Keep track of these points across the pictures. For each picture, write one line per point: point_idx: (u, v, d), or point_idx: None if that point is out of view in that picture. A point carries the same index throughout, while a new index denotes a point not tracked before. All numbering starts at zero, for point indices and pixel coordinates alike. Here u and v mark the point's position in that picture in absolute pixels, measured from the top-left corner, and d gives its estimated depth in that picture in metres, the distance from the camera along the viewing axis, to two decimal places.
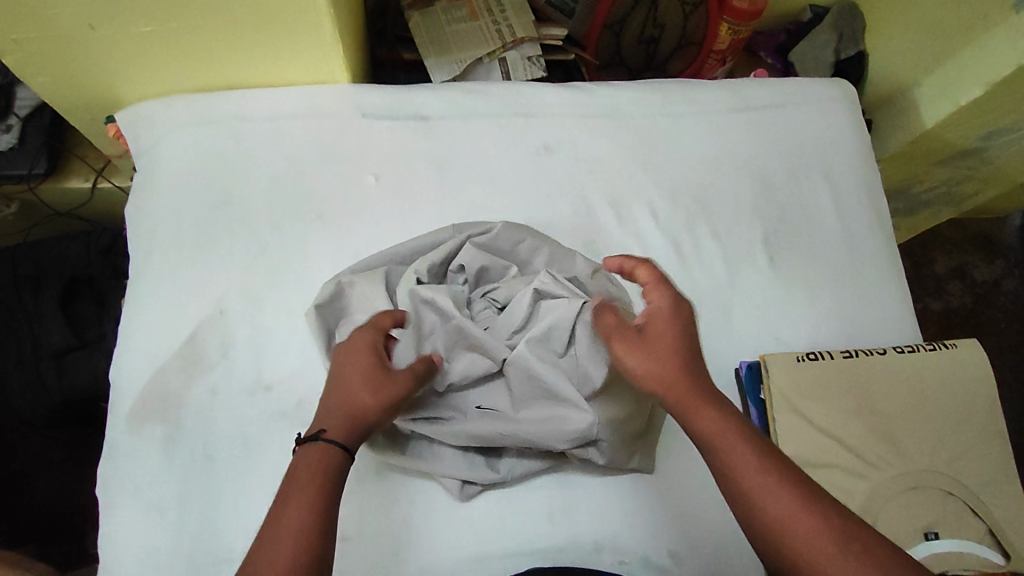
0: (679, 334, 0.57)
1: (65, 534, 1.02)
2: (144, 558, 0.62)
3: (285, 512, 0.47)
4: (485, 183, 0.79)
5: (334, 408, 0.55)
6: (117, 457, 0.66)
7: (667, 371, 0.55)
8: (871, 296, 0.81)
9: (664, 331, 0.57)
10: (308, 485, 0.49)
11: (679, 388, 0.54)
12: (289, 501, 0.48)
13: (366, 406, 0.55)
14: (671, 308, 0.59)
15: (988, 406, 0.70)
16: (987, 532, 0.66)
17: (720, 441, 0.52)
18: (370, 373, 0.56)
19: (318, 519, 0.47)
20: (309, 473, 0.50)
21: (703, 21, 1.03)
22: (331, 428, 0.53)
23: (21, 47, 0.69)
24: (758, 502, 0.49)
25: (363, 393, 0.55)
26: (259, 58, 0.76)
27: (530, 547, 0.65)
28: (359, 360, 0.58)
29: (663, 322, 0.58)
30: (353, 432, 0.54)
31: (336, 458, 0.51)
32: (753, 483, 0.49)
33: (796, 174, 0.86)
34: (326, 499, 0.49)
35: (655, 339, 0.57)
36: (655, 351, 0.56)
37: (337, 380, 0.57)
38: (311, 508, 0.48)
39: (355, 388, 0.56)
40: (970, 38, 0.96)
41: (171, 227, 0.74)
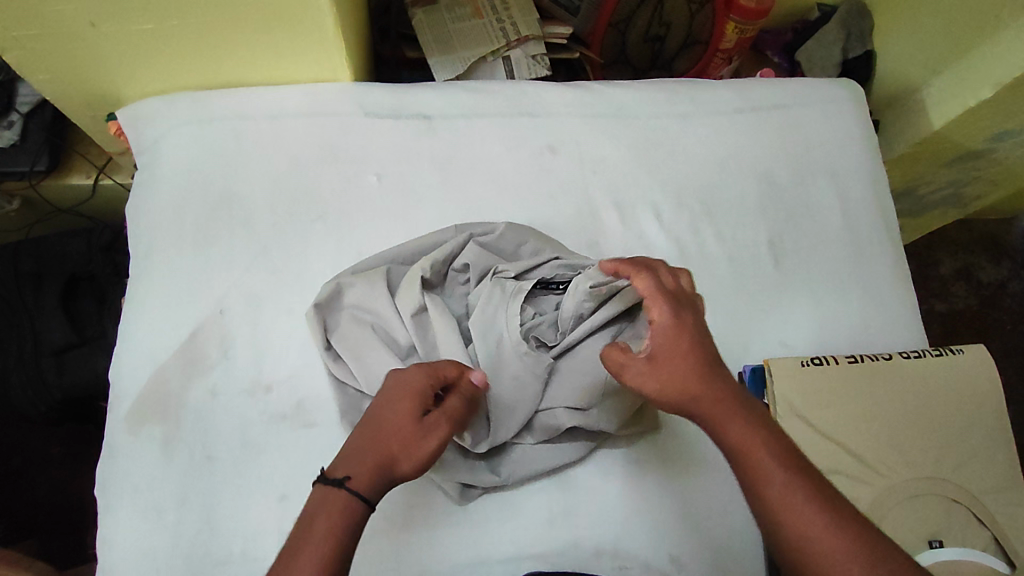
0: (694, 348, 0.53)
1: (64, 530, 1.02)
2: (143, 559, 0.62)
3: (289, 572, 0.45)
4: (488, 183, 0.79)
5: (364, 451, 0.51)
6: (115, 457, 0.66)
7: (689, 387, 0.51)
8: (877, 299, 0.80)
9: (676, 349, 0.53)
10: (325, 538, 0.47)
11: (706, 402, 0.51)
12: (300, 557, 0.46)
13: (394, 459, 0.51)
14: (678, 325, 0.53)
15: (994, 413, 0.70)
16: (993, 540, 0.66)
17: (754, 460, 0.48)
18: (407, 422, 0.52)
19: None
20: (328, 524, 0.48)
21: (710, 19, 1.01)
22: (356, 476, 0.50)
23: (22, 45, 0.68)
24: (791, 527, 0.46)
25: (396, 445, 0.52)
26: (261, 57, 0.75)
27: (531, 552, 0.65)
28: (402, 403, 0.53)
29: (672, 338, 0.53)
30: (378, 482, 0.50)
31: (355, 517, 0.48)
32: (795, 514, 0.46)
33: (803, 176, 0.85)
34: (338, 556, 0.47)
35: (668, 356, 0.53)
36: (669, 372, 0.52)
37: (373, 420, 0.53)
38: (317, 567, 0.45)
39: (387, 437, 0.52)
40: (981, 39, 0.94)
41: (171, 225, 0.73)
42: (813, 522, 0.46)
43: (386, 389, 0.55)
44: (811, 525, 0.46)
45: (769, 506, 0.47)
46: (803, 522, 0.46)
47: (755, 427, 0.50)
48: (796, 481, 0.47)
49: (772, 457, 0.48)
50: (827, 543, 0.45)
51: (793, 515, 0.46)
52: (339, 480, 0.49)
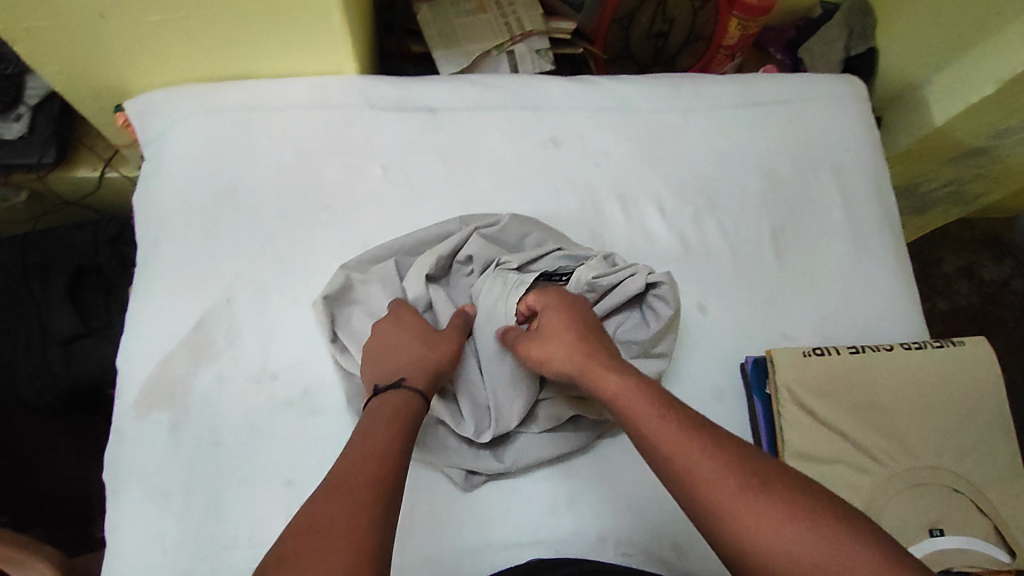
0: (576, 319, 0.61)
1: (70, 520, 1.03)
2: (151, 543, 0.63)
3: (368, 441, 0.49)
4: (493, 175, 0.79)
5: (400, 366, 0.59)
6: (123, 442, 0.66)
7: (566, 352, 0.58)
8: (879, 292, 0.81)
9: (561, 320, 0.60)
10: (401, 418, 0.53)
11: (586, 361, 0.57)
12: (378, 432, 0.50)
13: (432, 359, 0.60)
14: (563, 302, 0.62)
15: (995, 405, 0.70)
16: (993, 530, 0.66)
17: (631, 405, 0.52)
18: (425, 337, 0.61)
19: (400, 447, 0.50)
20: (397, 410, 0.53)
21: (713, 16, 1.02)
22: (409, 378, 0.57)
23: (32, 36, 0.69)
24: (667, 456, 0.48)
25: (428, 351, 0.60)
26: (269, 50, 0.76)
27: (535, 538, 0.65)
28: (408, 327, 0.62)
29: (556, 310, 0.61)
30: (426, 382, 0.58)
31: (417, 402, 0.55)
32: (664, 444, 0.48)
33: (805, 170, 0.85)
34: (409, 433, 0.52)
35: (552, 325, 0.60)
36: (552, 338, 0.59)
37: (388, 347, 0.61)
38: (392, 440, 0.50)
39: (416, 347, 0.60)
40: (983, 36, 0.95)
41: (179, 215, 0.74)
42: (683, 449, 0.48)
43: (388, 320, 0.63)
44: (680, 453, 0.47)
45: (645, 449, 0.50)
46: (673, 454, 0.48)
47: (628, 379, 0.54)
48: (667, 414, 0.50)
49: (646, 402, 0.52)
50: (700, 468, 0.46)
51: (667, 447, 0.48)
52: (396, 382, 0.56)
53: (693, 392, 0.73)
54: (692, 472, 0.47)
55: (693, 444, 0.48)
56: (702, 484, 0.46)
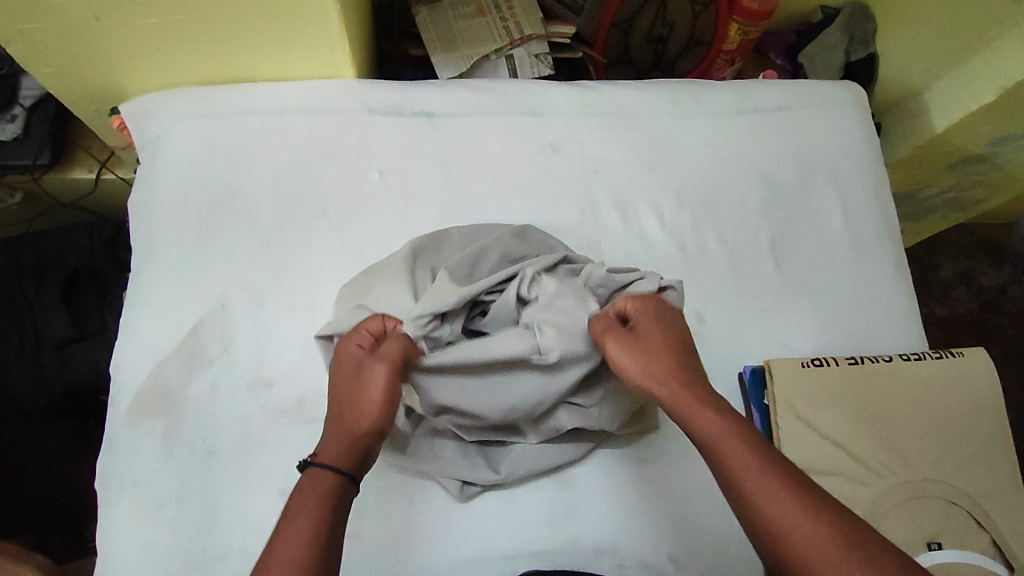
0: (672, 337, 0.58)
1: (63, 525, 1.02)
2: (142, 552, 0.62)
3: (271, 550, 0.46)
4: (491, 181, 0.79)
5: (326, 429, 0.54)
6: (115, 450, 0.66)
7: (661, 373, 0.56)
8: (878, 302, 0.80)
9: (659, 337, 0.57)
10: (304, 512, 0.48)
11: (677, 389, 0.55)
12: (282, 533, 0.47)
13: (349, 420, 0.54)
14: (658, 312, 0.59)
15: (995, 417, 0.70)
16: (991, 543, 0.66)
17: (725, 448, 0.51)
18: (346, 389, 0.55)
19: (308, 549, 0.46)
20: (303, 501, 0.49)
21: (713, 21, 1.01)
22: (322, 454, 0.52)
23: (26, 38, 0.68)
24: (761, 508, 0.48)
25: (346, 409, 0.54)
26: (266, 52, 0.75)
27: (531, 549, 0.65)
28: (338, 375, 0.56)
29: (659, 323, 0.59)
30: (342, 454, 0.52)
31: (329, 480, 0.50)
32: (763, 500, 0.48)
33: (805, 177, 0.85)
34: (316, 528, 0.47)
35: (650, 339, 0.57)
36: (647, 352, 0.57)
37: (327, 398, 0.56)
38: (303, 539, 0.46)
39: (335, 405, 0.54)
40: (984, 43, 0.94)
41: (174, 220, 0.74)
42: (788, 509, 0.47)
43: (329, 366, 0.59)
44: (784, 512, 0.47)
45: (742, 495, 0.49)
46: (776, 510, 0.47)
47: (728, 416, 0.53)
48: (765, 464, 0.49)
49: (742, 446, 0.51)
50: (799, 530, 0.46)
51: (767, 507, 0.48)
52: (307, 462, 0.52)
53: None
54: (795, 535, 0.46)
55: (793, 503, 0.47)
56: (803, 545, 0.46)
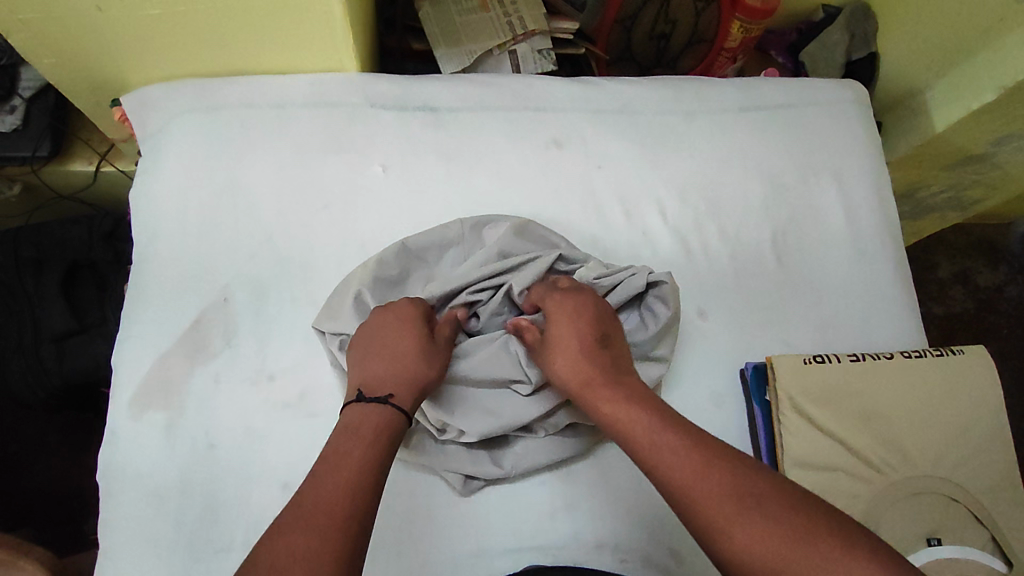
0: (571, 328, 0.61)
1: (61, 517, 1.02)
2: (144, 545, 0.62)
3: (324, 469, 0.49)
4: (493, 176, 0.79)
5: (394, 376, 0.58)
6: (117, 443, 0.66)
7: (564, 373, 0.59)
8: (879, 300, 0.81)
9: (559, 333, 0.61)
10: (370, 441, 0.52)
11: (579, 380, 0.58)
12: (354, 449, 0.51)
13: (423, 371, 0.59)
14: (557, 309, 0.63)
15: (996, 414, 0.70)
16: (990, 539, 0.66)
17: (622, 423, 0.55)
18: (423, 346, 0.61)
19: (371, 473, 0.50)
20: (376, 432, 0.53)
21: (715, 18, 1.01)
22: (397, 394, 0.57)
23: (28, 28, 0.68)
24: (649, 465, 0.51)
25: (420, 361, 0.59)
26: (268, 45, 0.75)
27: (533, 543, 0.65)
28: (408, 335, 0.61)
29: (563, 321, 0.61)
30: (412, 397, 0.57)
31: (399, 423, 0.55)
32: (657, 459, 0.50)
33: (807, 175, 0.85)
34: (381, 455, 0.52)
35: (556, 341, 0.61)
36: (554, 353, 0.61)
37: (389, 350, 0.59)
38: (363, 462, 0.50)
39: (407, 355, 0.59)
40: (985, 43, 0.95)
41: (176, 212, 0.73)
42: (682, 463, 0.49)
43: (381, 321, 0.62)
44: (667, 459, 0.50)
45: (644, 458, 0.51)
46: (673, 464, 0.49)
47: (623, 396, 0.56)
48: (653, 429, 0.53)
49: (636, 416, 0.54)
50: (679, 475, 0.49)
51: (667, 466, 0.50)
52: (383, 398, 0.56)
53: (692, 398, 0.72)
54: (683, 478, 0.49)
55: (675, 452, 0.50)
56: (690, 489, 0.48)
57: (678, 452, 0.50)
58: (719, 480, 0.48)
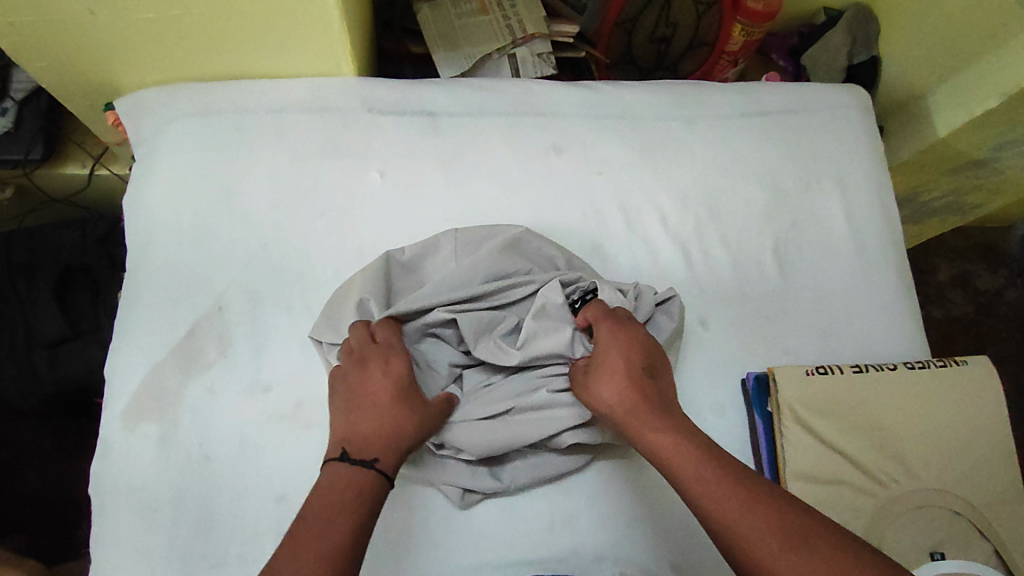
0: (621, 357, 0.60)
1: (55, 524, 1.01)
2: (137, 560, 0.61)
3: (307, 537, 0.48)
4: (492, 183, 0.78)
5: (382, 437, 0.56)
6: (110, 455, 0.65)
7: (609, 399, 0.59)
8: (881, 309, 0.80)
9: (607, 361, 0.60)
10: (352, 509, 0.51)
11: (626, 410, 0.57)
12: (336, 517, 0.50)
13: (410, 433, 0.57)
14: (608, 336, 0.62)
15: (1000, 425, 0.69)
16: (993, 552, 0.66)
17: (670, 456, 0.54)
18: (411, 404, 0.59)
19: (351, 543, 0.49)
20: (358, 499, 0.52)
21: (716, 21, 1.00)
22: (383, 458, 0.55)
23: (18, 31, 0.67)
24: (703, 506, 0.51)
25: (407, 421, 0.58)
26: (264, 48, 0.74)
27: (532, 557, 0.64)
28: (397, 390, 0.59)
29: (618, 348, 0.61)
30: (397, 460, 0.56)
31: (383, 487, 0.54)
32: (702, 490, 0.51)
33: (809, 182, 0.84)
34: (362, 523, 0.51)
35: (607, 365, 0.60)
36: (600, 381, 0.60)
37: (377, 407, 0.58)
38: (342, 531, 0.49)
39: (392, 415, 0.57)
40: (988, 48, 0.94)
41: (171, 219, 0.72)
42: (728, 500, 0.50)
43: (366, 374, 0.60)
44: (721, 502, 0.50)
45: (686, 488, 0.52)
46: (718, 500, 0.50)
47: (670, 430, 0.56)
48: (705, 468, 0.52)
49: (689, 450, 0.54)
50: (734, 519, 0.49)
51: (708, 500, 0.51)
52: (367, 463, 0.54)
53: (694, 409, 0.72)
54: (738, 525, 0.49)
55: (729, 495, 0.50)
56: (741, 534, 0.48)
57: (725, 491, 0.51)
58: (768, 524, 0.48)
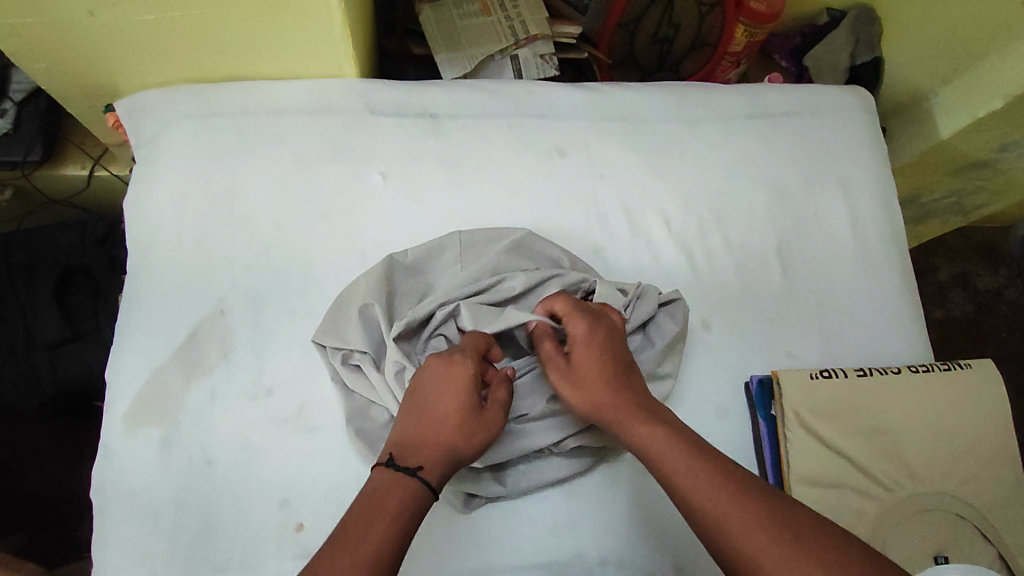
0: (600, 355, 0.60)
1: (55, 525, 1.00)
2: (139, 564, 0.61)
3: (348, 540, 0.47)
4: (495, 185, 0.77)
5: (431, 446, 0.54)
6: (111, 458, 0.64)
7: (596, 402, 0.58)
8: (885, 312, 0.80)
9: (588, 362, 0.59)
10: (393, 513, 0.49)
11: (613, 409, 0.57)
12: (376, 522, 0.48)
13: (461, 449, 0.55)
14: (586, 332, 0.61)
15: (1005, 429, 0.69)
16: (998, 556, 0.66)
17: (657, 453, 0.53)
18: (468, 417, 0.56)
19: (391, 551, 0.47)
20: (400, 505, 0.50)
21: (719, 22, 1.00)
22: (427, 468, 0.53)
23: (18, 33, 0.66)
24: (697, 507, 0.49)
25: (459, 436, 0.55)
26: (265, 49, 0.73)
27: (536, 560, 0.64)
28: (455, 399, 0.56)
29: (590, 344, 0.60)
30: (441, 474, 0.54)
31: (426, 501, 0.52)
32: (676, 471, 0.51)
33: (812, 184, 0.84)
34: (402, 530, 0.49)
35: (584, 368, 0.59)
36: (585, 382, 0.59)
37: (432, 416, 0.55)
38: (382, 536, 0.48)
39: (447, 425, 0.55)
40: (992, 49, 0.93)
41: (172, 222, 0.72)
42: (715, 492, 0.49)
43: (428, 375, 0.57)
44: (715, 503, 0.49)
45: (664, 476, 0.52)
46: (703, 495, 0.49)
47: (658, 425, 0.55)
48: (693, 464, 0.51)
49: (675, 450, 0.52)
50: (729, 520, 0.47)
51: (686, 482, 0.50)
52: (411, 471, 0.52)
53: (698, 411, 0.71)
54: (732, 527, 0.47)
55: (720, 495, 0.49)
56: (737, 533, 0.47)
57: (713, 483, 0.50)
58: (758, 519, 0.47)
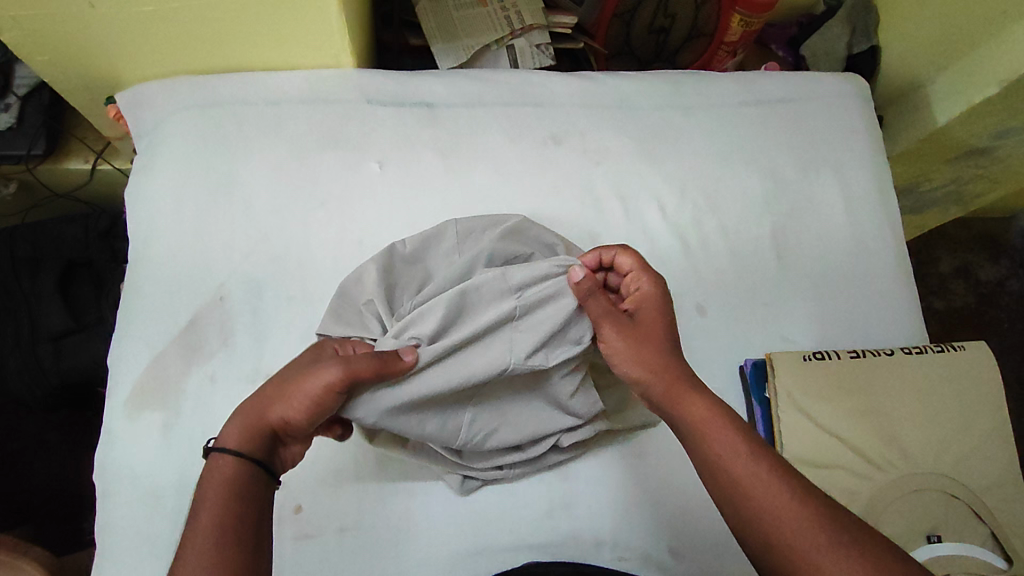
0: (664, 322, 0.60)
1: (61, 516, 1.02)
2: (141, 545, 0.62)
3: (181, 556, 0.44)
4: (489, 173, 0.78)
5: (244, 418, 0.52)
6: (113, 441, 0.65)
7: (656, 360, 0.58)
8: (878, 297, 0.80)
9: (651, 330, 0.60)
10: (217, 500, 0.47)
11: (670, 376, 0.56)
12: (204, 509, 0.47)
13: (270, 417, 0.52)
14: (655, 294, 0.62)
15: (997, 409, 0.69)
16: (990, 535, 0.66)
17: (710, 433, 0.52)
18: (292, 388, 0.53)
19: (230, 538, 0.45)
20: (219, 491, 0.48)
21: (715, 12, 1.00)
22: (225, 437, 0.51)
23: (20, 25, 0.67)
24: (750, 496, 0.49)
25: (278, 403, 0.52)
26: (262, 41, 0.74)
27: (531, 540, 0.65)
28: (297, 370, 0.55)
29: (653, 307, 0.61)
30: (248, 439, 0.51)
31: (241, 473, 0.49)
32: (716, 441, 0.52)
33: (807, 171, 0.84)
34: (234, 514, 0.47)
35: (644, 330, 0.60)
36: (640, 344, 0.59)
37: (274, 389, 0.54)
38: (223, 518, 0.46)
39: (274, 395, 0.53)
40: (988, 35, 0.92)
41: (173, 210, 0.73)
42: (769, 485, 0.49)
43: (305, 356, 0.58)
44: (773, 497, 0.48)
45: (703, 448, 0.52)
46: (761, 486, 0.49)
47: (712, 402, 0.54)
48: (748, 453, 0.51)
49: (724, 430, 0.52)
50: (785, 516, 0.47)
51: (725, 458, 0.51)
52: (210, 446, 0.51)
53: None
54: (784, 524, 0.47)
55: (777, 488, 0.48)
56: (786, 529, 0.47)
57: (764, 476, 0.49)
58: (812, 517, 0.47)
